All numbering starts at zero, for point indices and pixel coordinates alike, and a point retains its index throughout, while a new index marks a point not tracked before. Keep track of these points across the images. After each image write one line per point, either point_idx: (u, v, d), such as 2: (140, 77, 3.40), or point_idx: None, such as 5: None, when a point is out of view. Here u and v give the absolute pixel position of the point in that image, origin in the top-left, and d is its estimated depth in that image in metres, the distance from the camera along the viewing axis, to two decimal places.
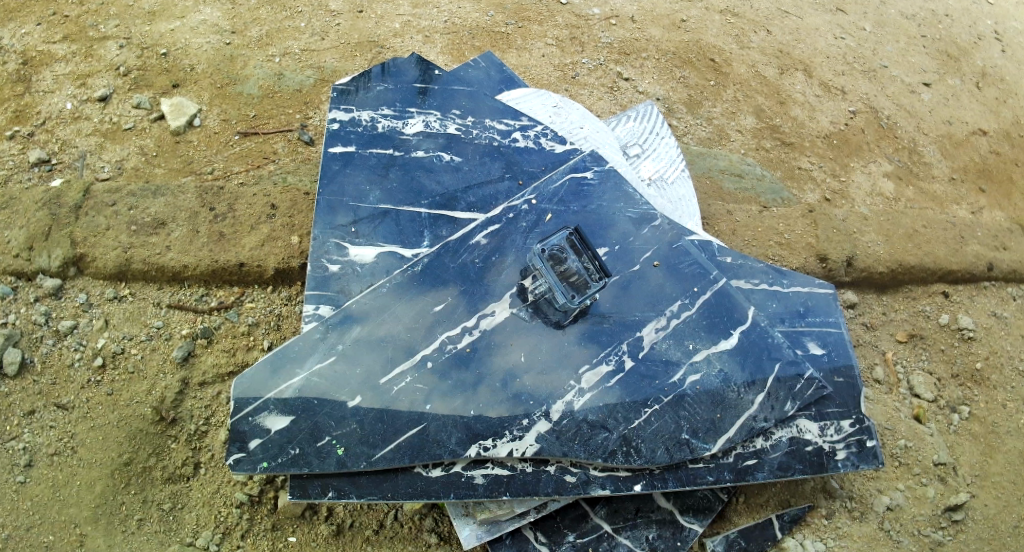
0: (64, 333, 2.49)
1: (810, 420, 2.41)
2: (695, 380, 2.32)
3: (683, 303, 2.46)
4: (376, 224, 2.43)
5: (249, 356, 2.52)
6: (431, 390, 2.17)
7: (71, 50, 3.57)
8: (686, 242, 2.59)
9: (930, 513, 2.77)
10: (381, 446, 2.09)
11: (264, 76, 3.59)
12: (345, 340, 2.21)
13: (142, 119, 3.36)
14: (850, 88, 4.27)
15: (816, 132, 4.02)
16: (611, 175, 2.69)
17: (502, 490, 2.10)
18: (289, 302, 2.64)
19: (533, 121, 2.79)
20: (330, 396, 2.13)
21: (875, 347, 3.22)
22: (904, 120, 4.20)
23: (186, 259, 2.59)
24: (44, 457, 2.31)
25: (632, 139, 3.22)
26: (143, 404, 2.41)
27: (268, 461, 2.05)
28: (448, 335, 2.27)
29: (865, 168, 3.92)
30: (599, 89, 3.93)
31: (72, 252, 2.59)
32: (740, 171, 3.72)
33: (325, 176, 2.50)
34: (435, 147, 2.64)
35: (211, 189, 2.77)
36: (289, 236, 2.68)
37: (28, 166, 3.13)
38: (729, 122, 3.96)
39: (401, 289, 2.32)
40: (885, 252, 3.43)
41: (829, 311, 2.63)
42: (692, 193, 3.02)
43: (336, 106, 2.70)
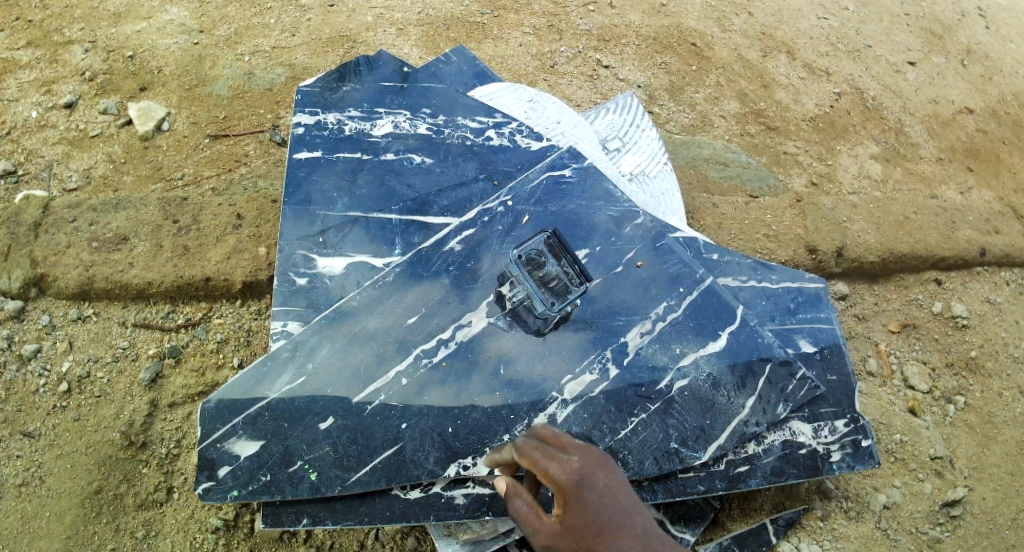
0: (27, 357, 2.35)
1: (802, 421, 2.34)
2: (683, 386, 2.24)
3: (669, 305, 2.36)
4: (344, 233, 2.32)
5: (220, 376, 2.37)
6: (408, 408, 2.05)
7: (36, 56, 3.42)
8: (670, 240, 2.49)
9: (927, 509, 2.71)
10: (356, 470, 1.97)
11: (233, 76, 3.46)
12: (315, 359, 2.06)
13: (109, 125, 3.22)
14: (834, 69, 4.18)
15: (801, 116, 3.94)
16: (591, 173, 2.58)
17: (484, 510, 1.99)
18: (259, 317, 2.49)
19: (508, 117, 2.68)
20: (300, 420, 1.99)
21: (868, 339, 3.14)
22: (890, 101, 4.11)
23: (150, 275, 2.43)
24: (11, 489, 2.17)
25: (612, 132, 3.12)
26: (112, 429, 2.26)
27: (238, 490, 1.92)
28: (423, 349, 2.14)
29: (851, 151, 3.84)
30: (580, 78, 3.82)
31: (33, 272, 2.43)
32: (725, 159, 3.61)
33: (291, 184, 2.39)
34: (405, 149, 2.53)
35: (174, 200, 2.59)
36: (256, 247, 2.51)
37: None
38: (713, 108, 3.86)
39: (372, 301, 2.18)
40: (875, 240, 3.32)
41: (819, 306, 2.55)
42: (676, 187, 2.93)
43: (301, 108, 2.58)
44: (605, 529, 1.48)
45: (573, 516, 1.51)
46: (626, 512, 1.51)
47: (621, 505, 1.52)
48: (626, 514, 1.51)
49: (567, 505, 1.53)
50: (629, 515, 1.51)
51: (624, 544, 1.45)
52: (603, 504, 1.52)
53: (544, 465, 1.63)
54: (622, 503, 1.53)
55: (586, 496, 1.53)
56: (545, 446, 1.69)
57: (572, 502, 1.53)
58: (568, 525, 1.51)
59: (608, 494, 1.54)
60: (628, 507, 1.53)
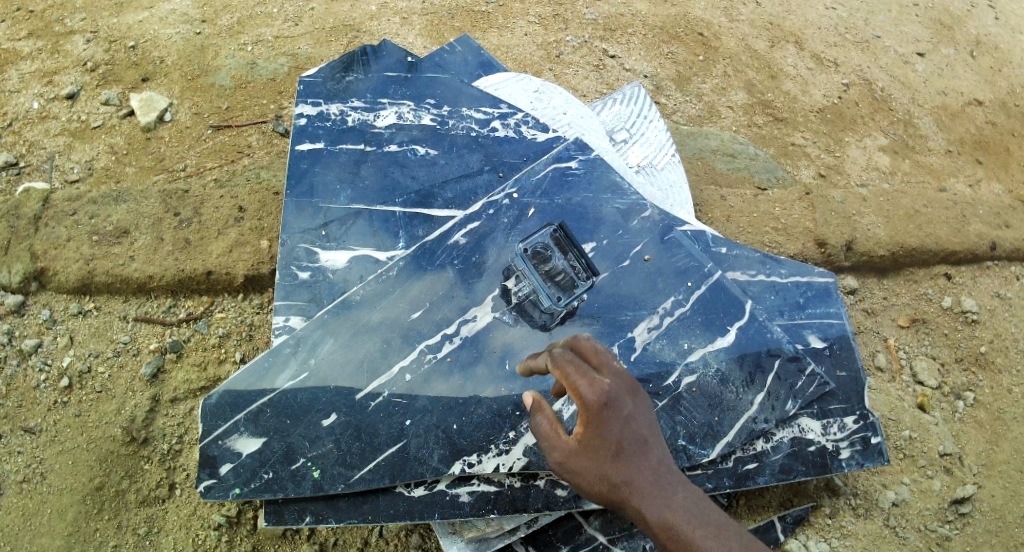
0: (28, 353, 2.32)
1: (811, 418, 2.32)
2: (691, 382, 2.21)
3: (677, 299, 2.34)
4: (347, 226, 2.29)
5: (222, 370, 2.34)
6: (412, 404, 2.02)
7: (37, 46, 3.38)
8: (678, 233, 2.46)
9: (936, 507, 2.68)
10: (359, 467, 1.93)
11: (236, 66, 3.42)
12: (317, 354, 2.02)
13: (111, 116, 3.18)
14: (843, 60, 4.12)
15: (809, 107, 3.89)
16: (597, 164, 2.54)
17: (489, 508, 1.96)
18: (261, 311, 2.46)
19: (513, 108, 2.64)
20: (302, 416, 1.96)
21: (877, 333, 3.10)
22: (899, 92, 4.05)
23: (151, 269, 2.40)
24: (12, 485, 2.15)
25: (619, 123, 3.07)
26: (113, 425, 2.24)
27: (240, 488, 1.89)
28: (427, 345, 2.11)
29: (860, 142, 3.79)
30: (586, 67, 3.77)
31: (33, 267, 2.40)
32: (732, 151, 3.57)
33: (293, 176, 2.35)
34: (409, 140, 2.49)
35: (175, 192, 2.55)
36: (258, 240, 2.48)
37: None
38: (720, 98, 3.81)
39: (376, 295, 2.14)
40: (885, 234, 3.27)
41: (829, 301, 2.51)
42: (683, 179, 2.89)
43: (303, 99, 2.54)
44: (622, 460, 1.52)
45: (594, 443, 1.52)
46: (643, 443, 1.54)
47: (640, 436, 1.54)
48: (643, 446, 1.54)
49: (591, 430, 1.51)
50: (645, 446, 1.54)
51: (637, 477, 1.52)
52: (624, 435, 1.52)
53: (575, 385, 1.52)
54: (640, 432, 1.54)
55: (612, 426, 1.51)
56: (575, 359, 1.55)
57: (596, 429, 1.51)
58: (587, 451, 1.52)
59: (631, 424, 1.54)
60: (646, 436, 1.55)
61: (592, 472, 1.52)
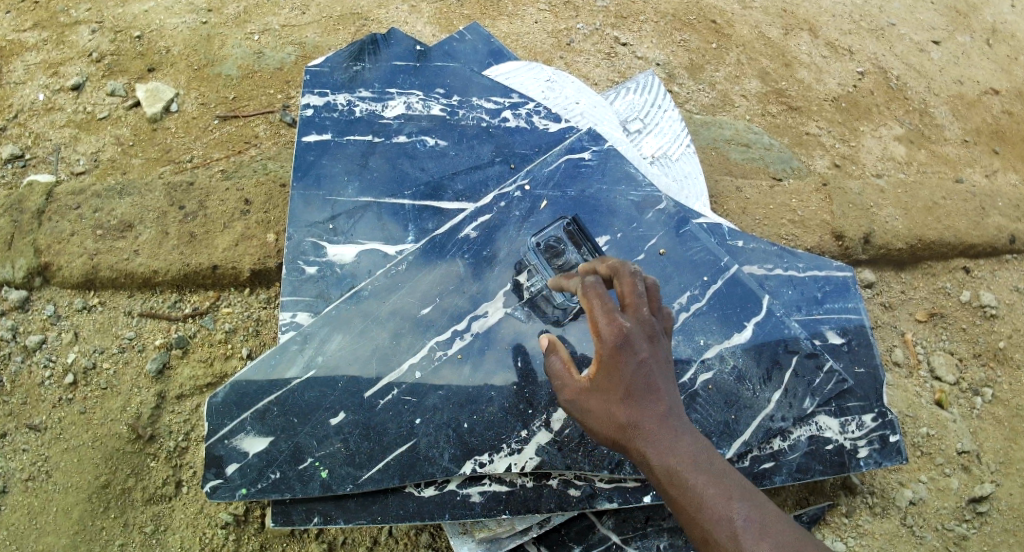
0: (32, 349, 2.29)
1: (829, 416, 2.27)
2: (707, 380, 2.18)
3: (693, 295, 2.29)
4: (355, 219, 2.24)
5: (228, 366, 2.31)
6: (422, 403, 1.97)
7: (42, 37, 3.33)
8: (693, 226, 2.40)
9: (954, 505, 2.63)
10: (367, 467, 1.90)
11: (242, 55, 3.37)
12: (324, 352, 1.98)
13: (117, 107, 3.14)
14: (858, 48, 4.04)
15: (824, 95, 3.81)
16: (611, 155, 2.48)
17: (500, 508, 1.92)
18: (268, 306, 2.42)
19: (525, 98, 2.58)
20: (310, 415, 1.92)
21: (894, 328, 3.05)
22: (914, 81, 3.97)
23: (155, 264, 2.36)
24: (18, 483, 2.13)
25: (633, 113, 3.02)
26: (118, 422, 2.21)
27: (247, 488, 1.85)
28: (437, 341, 2.06)
29: (875, 132, 3.72)
30: (597, 55, 3.70)
31: (37, 262, 2.37)
32: (747, 140, 3.50)
33: (300, 169, 2.31)
34: (417, 131, 2.44)
35: (180, 185, 2.51)
36: (264, 234, 2.44)
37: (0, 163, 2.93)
38: (734, 87, 3.74)
39: (384, 291, 2.09)
40: (903, 226, 3.20)
41: (847, 296, 2.47)
42: (698, 170, 2.83)
43: (310, 90, 2.49)
44: (631, 401, 1.52)
45: (604, 381, 1.54)
46: (654, 387, 1.53)
47: (652, 380, 1.53)
48: (654, 390, 1.53)
49: (602, 366, 1.53)
50: (656, 390, 1.53)
51: (644, 420, 1.50)
52: (635, 377, 1.52)
53: (593, 319, 1.54)
54: (653, 376, 1.53)
55: (623, 366, 1.52)
56: (602, 292, 1.57)
57: (608, 367, 1.53)
58: (599, 388, 1.55)
59: (644, 367, 1.53)
60: (659, 381, 1.54)
61: (599, 410, 1.54)
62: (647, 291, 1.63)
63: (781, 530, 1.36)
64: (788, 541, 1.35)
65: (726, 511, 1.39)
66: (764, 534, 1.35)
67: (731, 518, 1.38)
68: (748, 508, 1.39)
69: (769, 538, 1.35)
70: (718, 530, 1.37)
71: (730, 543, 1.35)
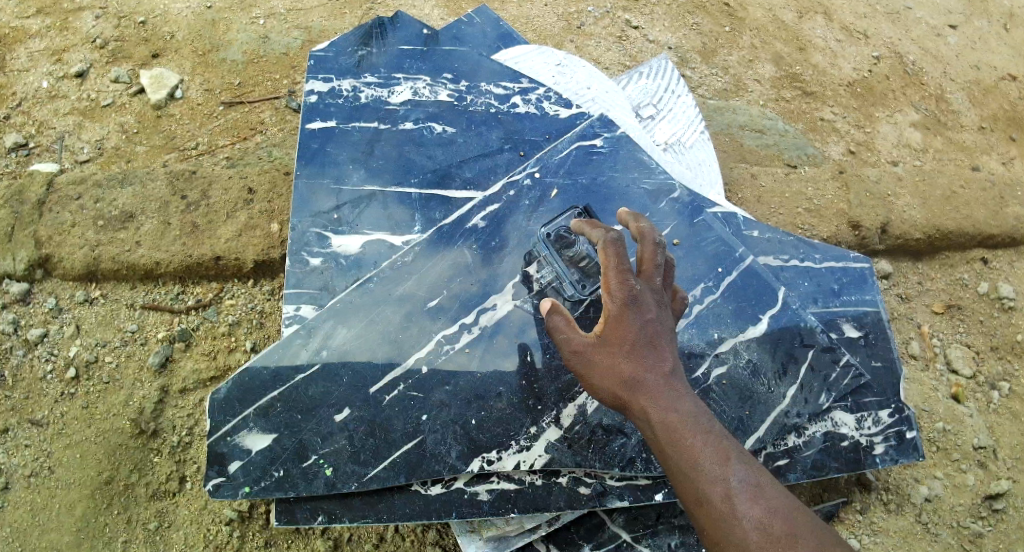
0: (34, 342, 2.26)
1: (845, 412, 2.21)
2: (721, 374, 2.14)
3: (707, 287, 2.24)
4: (361, 209, 2.19)
5: (232, 360, 2.28)
6: (429, 399, 1.93)
7: (46, 24, 3.27)
8: (708, 215, 2.35)
9: (969, 502, 2.57)
10: (373, 465, 1.86)
11: (247, 40, 3.31)
12: (329, 346, 1.94)
13: (121, 94, 3.09)
14: (873, 32, 3.94)
15: (839, 80, 3.72)
16: (623, 142, 2.42)
17: (508, 507, 1.88)
18: (272, 298, 2.38)
19: (535, 83, 2.52)
20: (314, 411, 1.88)
21: (910, 320, 2.98)
22: (931, 65, 3.87)
23: (157, 255, 2.32)
24: (20, 479, 2.11)
25: (645, 98, 2.95)
26: (121, 417, 2.18)
27: (250, 486, 1.82)
28: (444, 335, 2.01)
29: (891, 118, 3.63)
30: (608, 39, 3.62)
31: (38, 254, 2.34)
32: (761, 127, 3.42)
33: (304, 157, 2.25)
34: (424, 117, 2.38)
35: (182, 174, 2.46)
36: (268, 224, 2.39)
37: (4, 152, 2.88)
38: (747, 71, 3.66)
39: (390, 283, 2.04)
40: (921, 216, 3.12)
41: (865, 287, 2.41)
42: (712, 157, 2.77)
43: (314, 75, 2.43)
44: (636, 358, 1.58)
45: (612, 335, 1.60)
46: (659, 347, 1.59)
47: (658, 340, 1.60)
48: (659, 350, 1.60)
49: (611, 321, 1.60)
50: (661, 350, 1.60)
51: (648, 376, 1.56)
52: (643, 334, 1.59)
53: (607, 274, 1.62)
54: (659, 338, 1.60)
55: (630, 323, 1.59)
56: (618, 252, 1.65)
57: (616, 322, 1.60)
58: (606, 342, 1.61)
59: (652, 327, 1.61)
60: (663, 342, 1.61)
61: (604, 363, 1.60)
62: (662, 263, 1.72)
63: (774, 495, 1.40)
64: (781, 505, 1.38)
65: (722, 471, 1.43)
66: (757, 496, 1.39)
67: (726, 477, 1.42)
68: (744, 470, 1.43)
69: (762, 500, 1.38)
70: (712, 488, 1.41)
71: (723, 501, 1.39)
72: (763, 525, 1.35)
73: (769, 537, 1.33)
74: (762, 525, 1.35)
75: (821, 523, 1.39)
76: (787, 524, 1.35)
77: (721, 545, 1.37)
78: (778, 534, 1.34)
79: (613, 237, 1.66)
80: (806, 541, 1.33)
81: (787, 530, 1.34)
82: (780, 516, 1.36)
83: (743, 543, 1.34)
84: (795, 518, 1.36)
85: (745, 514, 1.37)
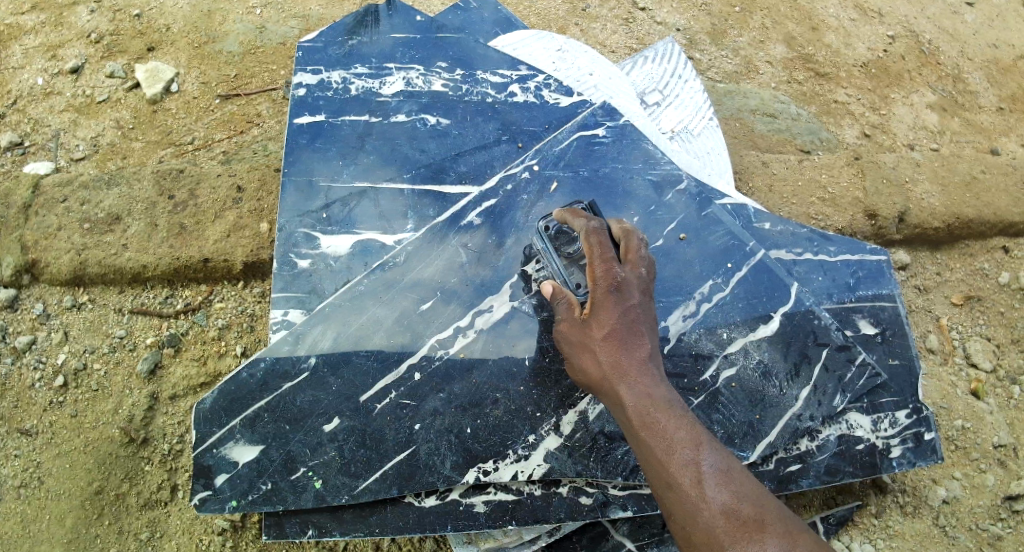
0: (22, 350, 2.21)
1: (861, 414, 2.12)
2: (730, 377, 2.05)
3: (716, 283, 2.14)
4: (351, 206, 2.11)
5: (222, 365, 2.21)
6: (422, 406, 1.86)
7: (40, 19, 3.19)
8: (716, 208, 2.25)
9: (989, 504, 2.46)
10: (364, 477, 1.79)
11: (244, 31, 3.22)
12: (318, 351, 1.86)
13: (117, 89, 3.01)
14: (888, 10, 3.79)
15: (853, 61, 3.58)
16: (626, 132, 2.32)
17: (507, 519, 1.81)
18: (263, 300, 2.31)
19: (534, 70, 2.42)
20: (304, 420, 1.81)
21: (928, 313, 2.87)
22: (947, 44, 3.72)
23: (144, 258, 2.25)
24: (10, 490, 2.07)
25: (651, 84, 2.84)
26: (111, 425, 2.13)
27: (238, 500, 1.76)
28: (438, 339, 1.92)
29: (907, 99, 3.50)
30: (614, 22, 3.50)
31: (24, 259, 2.27)
32: (773, 111, 3.30)
33: (292, 153, 2.17)
34: (417, 109, 2.29)
35: (170, 173, 2.38)
36: (258, 223, 2.31)
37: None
38: (759, 53, 3.53)
39: (380, 285, 1.96)
40: (940, 203, 2.99)
41: (882, 281, 2.30)
42: (722, 144, 2.66)
43: (302, 67, 2.34)
44: (615, 341, 1.59)
45: (593, 319, 1.61)
46: (638, 334, 1.60)
47: (638, 327, 1.61)
48: (639, 336, 1.60)
49: (593, 307, 1.62)
50: (641, 337, 1.60)
51: (625, 360, 1.57)
52: (624, 320, 1.60)
53: (592, 261, 1.63)
54: (640, 324, 1.61)
55: (611, 307, 1.60)
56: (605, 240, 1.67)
57: (599, 307, 1.61)
58: (588, 325, 1.63)
59: (633, 313, 1.62)
60: (643, 329, 1.61)
61: (585, 346, 1.62)
62: (648, 257, 1.73)
63: (743, 481, 1.41)
64: (748, 493, 1.39)
65: (694, 457, 1.44)
66: (726, 482, 1.40)
67: (696, 463, 1.43)
68: (715, 457, 1.44)
69: (731, 486, 1.40)
70: (683, 473, 1.42)
71: (692, 487, 1.40)
72: (729, 509, 1.37)
73: (736, 522, 1.35)
74: (729, 510, 1.37)
75: (788, 511, 1.41)
76: (753, 509, 1.36)
77: (688, 529, 1.39)
78: (744, 519, 1.35)
79: (595, 227, 1.68)
80: (771, 527, 1.34)
81: (753, 515, 1.36)
82: (746, 501, 1.38)
83: (709, 527, 1.37)
84: (762, 505, 1.37)
85: (712, 498, 1.39)
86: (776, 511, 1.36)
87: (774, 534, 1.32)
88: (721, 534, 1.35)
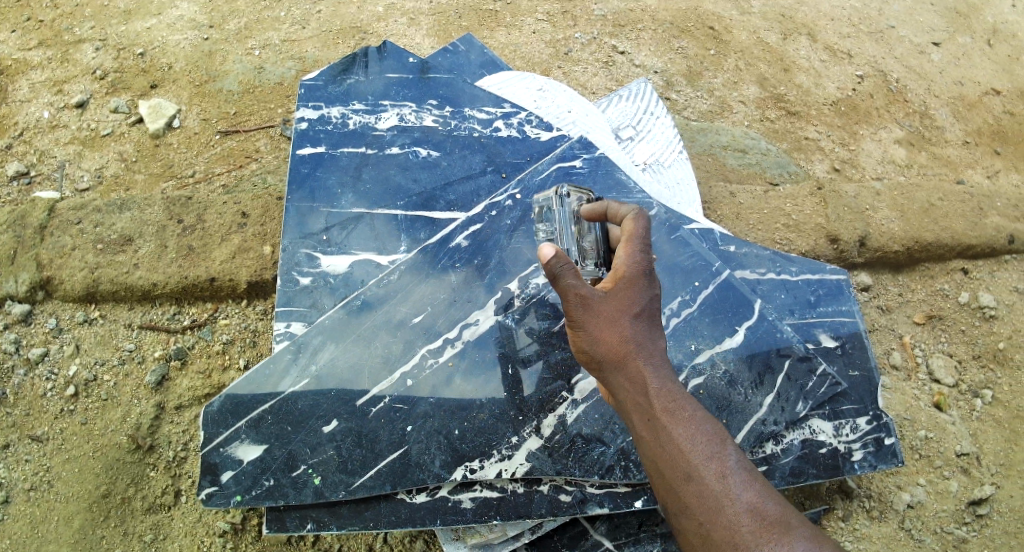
0: (35, 362, 2.34)
1: (823, 420, 2.28)
2: (698, 385, 2.21)
3: (684, 300, 2.31)
4: (349, 230, 2.28)
5: (226, 377, 2.36)
6: (413, 410, 2.00)
7: (47, 56, 3.38)
8: (685, 231, 2.44)
9: (953, 508, 2.61)
10: (360, 474, 1.93)
11: (243, 71, 3.43)
12: (317, 360, 2.01)
13: (120, 123, 3.19)
14: (857, 51, 4.06)
15: (823, 99, 3.83)
16: (602, 163, 2.52)
17: (491, 514, 1.95)
18: (265, 317, 2.46)
19: (517, 108, 2.61)
20: (304, 421, 1.96)
21: (891, 331, 3.05)
22: (915, 83, 3.98)
23: (154, 277, 2.40)
24: (20, 493, 2.18)
25: (625, 121, 3.05)
26: (119, 432, 2.26)
27: (241, 495, 1.89)
28: (428, 349, 2.08)
29: (875, 135, 3.74)
30: (594, 64, 3.73)
31: (39, 276, 2.42)
32: (743, 146, 3.52)
33: (295, 181, 2.35)
34: (410, 142, 2.47)
35: (179, 199, 2.54)
36: (261, 246, 2.48)
37: (6, 180, 2.97)
38: (732, 93, 3.77)
39: (376, 301, 2.12)
40: (900, 229, 3.19)
41: (841, 299, 2.48)
42: (691, 175, 2.86)
43: (304, 103, 2.52)
44: (641, 324, 1.66)
45: (622, 297, 1.66)
46: (659, 325, 1.69)
47: (657, 317, 1.70)
48: (659, 326, 1.69)
49: (623, 285, 1.67)
50: (659, 327, 1.69)
51: (649, 343, 1.64)
52: (649, 307, 1.68)
53: (632, 241, 1.71)
54: (660, 314, 1.70)
55: (642, 290, 1.67)
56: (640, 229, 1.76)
57: (629, 287, 1.67)
58: (616, 300, 1.66)
59: (655, 302, 1.70)
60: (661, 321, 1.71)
61: (611, 318, 1.64)
62: None
63: (763, 482, 1.51)
64: (770, 493, 1.49)
65: (718, 452, 1.53)
66: (750, 481, 1.50)
67: (721, 458, 1.52)
68: (737, 455, 1.54)
69: (753, 485, 1.49)
70: (707, 467, 1.51)
71: (717, 481, 1.49)
72: (754, 507, 1.46)
73: (761, 521, 1.44)
74: (754, 508, 1.46)
75: None
76: (777, 510, 1.46)
77: (709, 524, 1.46)
78: (769, 519, 1.44)
79: (643, 211, 1.76)
80: (792, 526, 1.44)
81: (777, 515, 1.45)
82: (770, 500, 1.47)
83: (733, 524, 1.45)
84: (786, 507, 1.46)
85: (739, 496, 1.47)
86: (797, 514, 1.46)
87: (799, 536, 1.42)
88: (746, 531, 1.43)
